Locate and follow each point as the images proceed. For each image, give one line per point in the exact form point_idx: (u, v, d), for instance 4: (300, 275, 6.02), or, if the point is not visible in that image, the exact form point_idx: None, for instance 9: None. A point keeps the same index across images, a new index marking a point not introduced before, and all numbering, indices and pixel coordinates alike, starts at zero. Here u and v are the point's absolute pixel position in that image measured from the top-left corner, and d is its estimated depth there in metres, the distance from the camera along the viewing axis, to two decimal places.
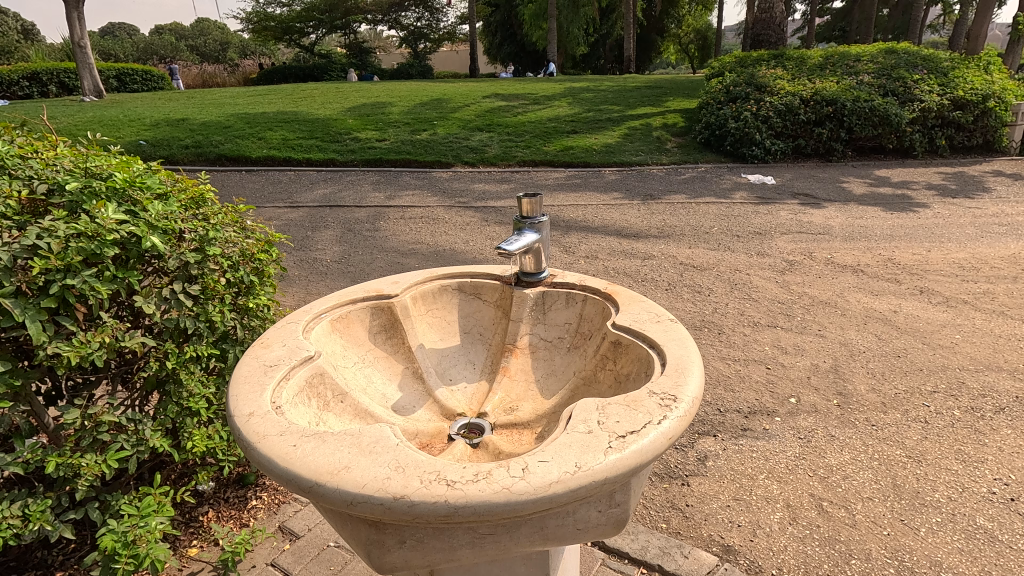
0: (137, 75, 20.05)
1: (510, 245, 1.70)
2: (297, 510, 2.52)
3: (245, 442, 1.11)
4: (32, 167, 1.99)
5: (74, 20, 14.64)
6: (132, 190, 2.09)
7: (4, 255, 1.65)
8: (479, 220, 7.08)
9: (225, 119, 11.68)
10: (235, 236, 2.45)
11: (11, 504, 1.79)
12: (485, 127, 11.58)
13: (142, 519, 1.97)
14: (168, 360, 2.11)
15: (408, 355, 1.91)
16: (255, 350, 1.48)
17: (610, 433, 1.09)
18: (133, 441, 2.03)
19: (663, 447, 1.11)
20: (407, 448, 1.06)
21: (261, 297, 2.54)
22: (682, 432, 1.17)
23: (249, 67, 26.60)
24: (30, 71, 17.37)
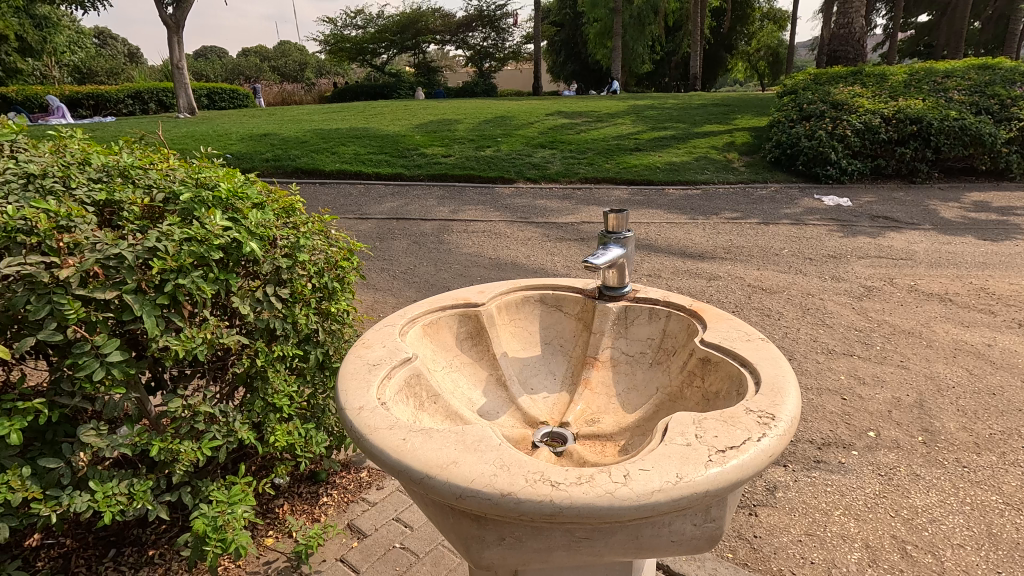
0: (225, 93, 21.63)
1: (597, 258, 1.73)
2: (365, 510, 2.61)
3: (357, 433, 1.18)
4: (152, 177, 2.21)
5: (175, 44, 16.09)
6: (234, 200, 2.27)
7: (129, 255, 1.83)
8: (540, 235, 7.14)
9: (302, 135, 12.42)
10: (321, 244, 2.60)
11: (120, 482, 1.95)
12: (549, 143, 11.71)
13: (229, 506, 2.11)
14: (258, 358, 2.26)
15: (492, 362, 1.96)
16: (358, 350, 1.57)
17: (710, 446, 1.09)
18: (224, 432, 2.18)
19: (764, 464, 1.09)
20: (509, 449, 1.10)
21: (342, 303, 2.68)
22: (782, 451, 1.14)
23: (325, 86, 28.14)
24: (134, 91, 19.14)
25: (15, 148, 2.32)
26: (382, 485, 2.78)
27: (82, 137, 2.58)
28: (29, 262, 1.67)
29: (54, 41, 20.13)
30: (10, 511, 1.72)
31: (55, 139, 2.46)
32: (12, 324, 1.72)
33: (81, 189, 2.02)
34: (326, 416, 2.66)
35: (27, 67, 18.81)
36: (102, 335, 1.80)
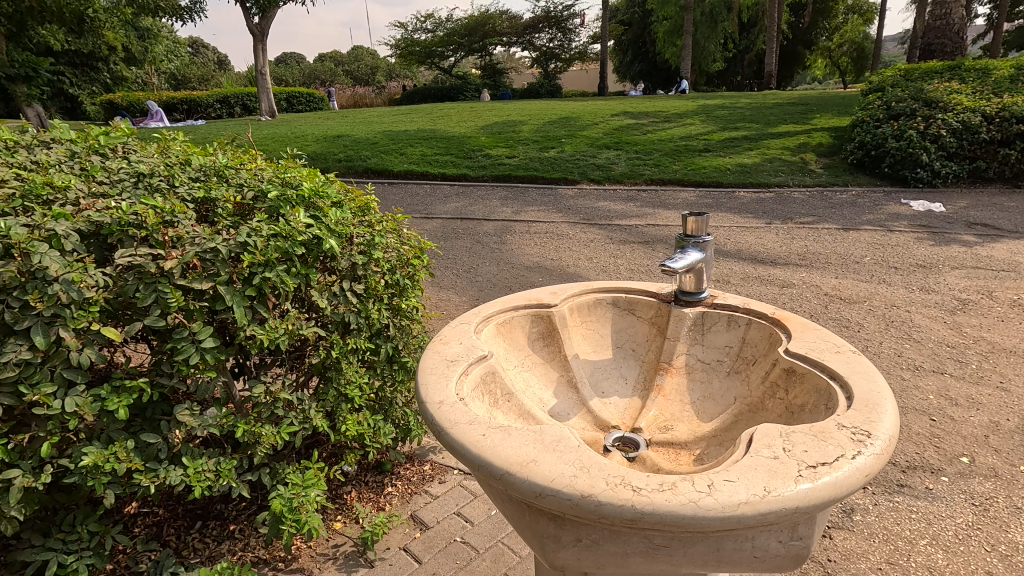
0: (303, 96, 22.76)
1: (674, 262, 1.70)
2: (428, 502, 2.68)
3: (438, 427, 1.22)
4: (244, 176, 2.36)
5: (259, 52, 17.13)
6: (316, 199, 2.39)
7: (224, 249, 1.97)
8: (603, 237, 7.06)
9: (372, 136, 12.89)
10: (394, 242, 2.69)
11: (208, 459, 2.11)
12: (614, 144, 11.56)
13: (304, 489, 2.23)
14: (333, 349, 2.37)
15: (563, 364, 1.97)
16: (436, 346, 1.62)
17: (799, 461, 1.04)
18: (301, 419, 2.30)
19: (859, 484, 1.03)
20: (588, 451, 1.10)
21: (412, 299, 2.76)
22: (879, 471, 1.08)
23: (395, 89, 29.06)
24: (222, 96, 20.53)
25: (128, 150, 2.55)
26: (444, 479, 2.84)
27: (184, 139, 2.80)
28: (139, 254, 1.84)
29: (154, 50, 21.90)
30: (116, 479, 1.90)
31: (160, 141, 2.68)
32: (122, 310, 1.89)
33: (183, 187, 2.19)
34: (393, 408, 2.75)
35: (132, 75, 20.56)
36: (198, 323, 1.95)
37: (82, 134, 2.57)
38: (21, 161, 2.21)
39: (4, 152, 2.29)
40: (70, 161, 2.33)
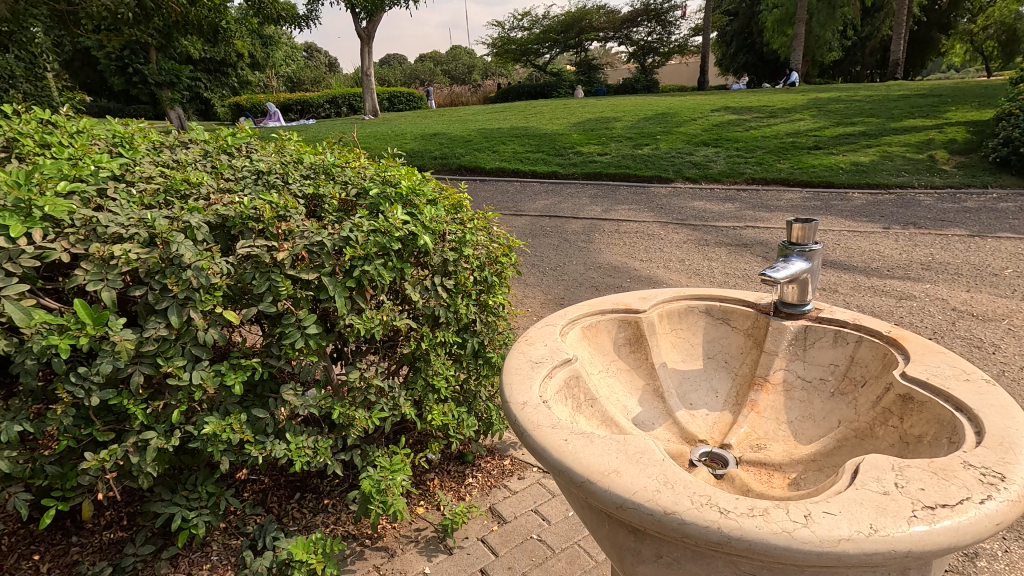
0: (403, 96, 23.81)
1: (776, 271, 1.60)
2: (507, 496, 2.72)
3: (521, 428, 1.24)
4: (349, 175, 2.52)
5: (366, 54, 18.14)
6: (413, 197, 2.49)
7: (330, 242, 2.11)
8: (697, 239, 6.78)
9: (467, 134, 13.24)
10: (484, 240, 2.74)
11: (308, 437, 2.27)
12: (713, 141, 11.04)
13: (391, 472, 2.35)
14: (423, 341, 2.46)
15: (650, 372, 1.92)
16: (521, 346, 1.64)
17: (914, 500, 0.94)
18: (391, 405, 2.42)
19: (987, 533, 0.92)
20: (674, 465, 1.06)
21: (500, 296, 2.80)
22: (1014, 520, 0.95)
23: (490, 87, 29.60)
24: (331, 96, 22.00)
25: (250, 150, 2.81)
26: (523, 475, 2.88)
27: (298, 139, 3.03)
28: (258, 245, 2.02)
29: (274, 56, 23.90)
30: (231, 447, 2.10)
31: (277, 140, 2.93)
32: (240, 295, 2.09)
33: (296, 184, 2.37)
34: (477, 401, 2.82)
35: (255, 79, 22.55)
36: (304, 310, 2.11)
37: (214, 135, 2.87)
38: (165, 159, 2.51)
39: (152, 152, 2.60)
40: (203, 159, 2.61)
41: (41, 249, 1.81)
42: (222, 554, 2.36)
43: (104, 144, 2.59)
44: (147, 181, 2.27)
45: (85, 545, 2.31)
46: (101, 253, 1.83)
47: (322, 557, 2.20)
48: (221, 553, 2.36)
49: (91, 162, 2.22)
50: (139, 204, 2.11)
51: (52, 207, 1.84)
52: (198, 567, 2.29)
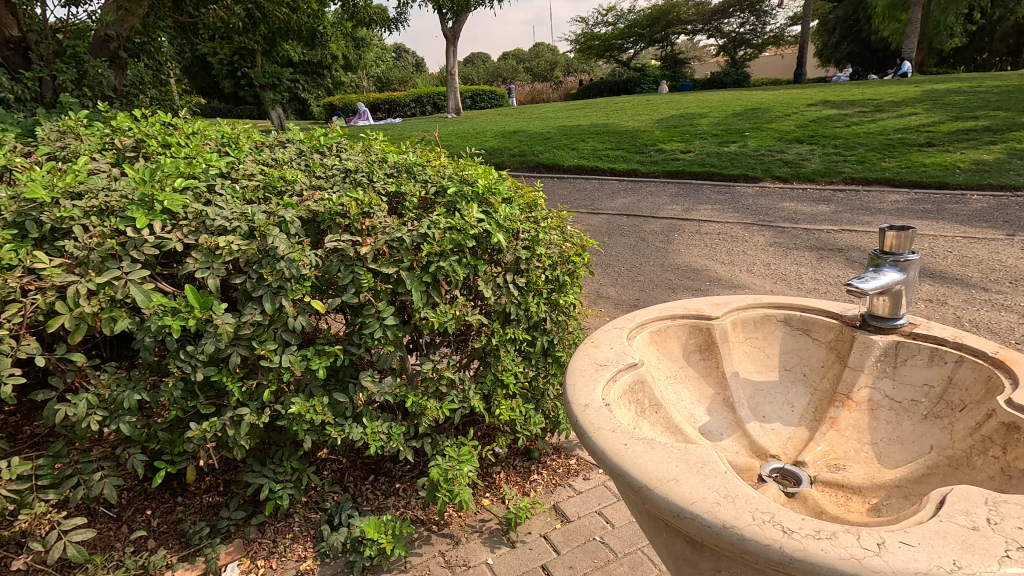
0: (485, 94, 24.21)
1: (864, 283, 1.50)
2: (571, 496, 2.72)
3: (582, 429, 1.24)
4: (429, 173, 2.61)
5: (451, 54, 18.62)
6: (489, 195, 2.54)
7: (409, 239, 2.21)
8: (785, 242, 6.40)
9: (546, 131, 13.26)
10: (557, 239, 2.75)
11: (383, 423, 2.40)
12: (808, 138, 10.36)
13: (459, 463, 2.42)
14: (493, 337, 2.51)
15: (720, 381, 1.86)
16: (587, 348, 1.64)
17: (1009, 539, 0.86)
18: (461, 397, 2.49)
19: None
20: (737, 479, 1.03)
21: (571, 296, 2.80)
22: None
23: (571, 84, 29.42)
24: (416, 96, 22.79)
25: (340, 149, 2.99)
26: (589, 476, 2.86)
27: (383, 139, 3.18)
28: (343, 240, 2.15)
29: (365, 57, 25.08)
30: (313, 427, 2.26)
31: (364, 140, 3.09)
32: (326, 286, 2.23)
33: (379, 182, 2.49)
34: (545, 399, 2.84)
35: (348, 79, 23.78)
36: (382, 303, 2.23)
37: (309, 135, 3.07)
38: (265, 158, 2.72)
39: (254, 151, 2.83)
40: (298, 158, 2.80)
41: (159, 239, 2.03)
42: (303, 525, 2.54)
43: (214, 144, 2.85)
44: (249, 178, 2.48)
45: (188, 505, 2.57)
46: (208, 244, 2.02)
47: (392, 538, 2.31)
48: (302, 524, 2.54)
49: (202, 160, 2.45)
50: (241, 199, 2.31)
51: (169, 201, 2.06)
52: (281, 535, 2.48)
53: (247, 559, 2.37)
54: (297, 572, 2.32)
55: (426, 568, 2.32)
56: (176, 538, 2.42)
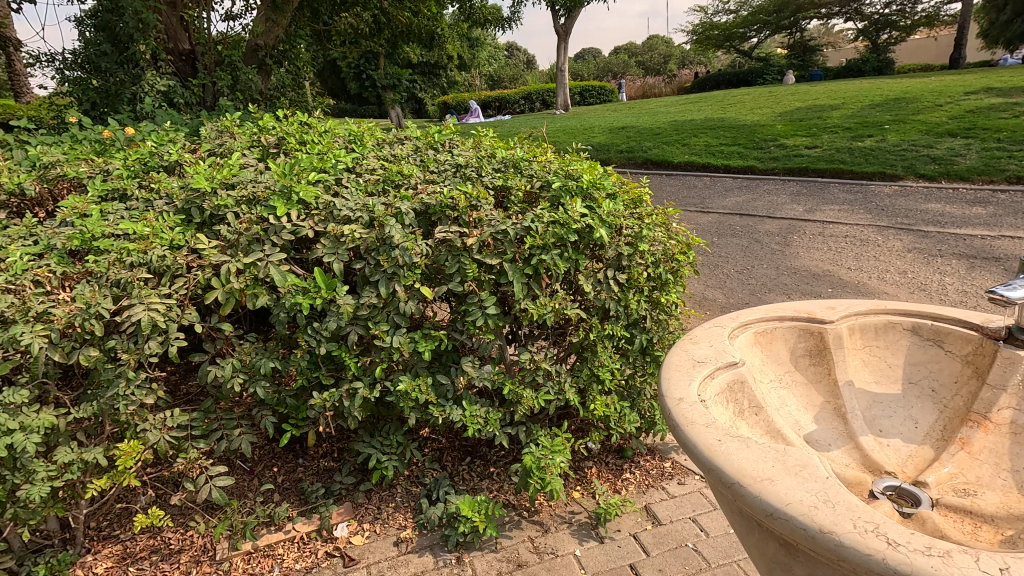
0: (595, 90, 23.98)
1: (1012, 290, 1.34)
2: (663, 499, 2.67)
3: (675, 423, 1.28)
4: (535, 168, 2.67)
5: (561, 50, 18.68)
6: (593, 190, 2.55)
7: (513, 231, 2.28)
8: (926, 248, 5.72)
9: (656, 126, 12.87)
10: (661, 236, 2.69)
11: (481, 407, 2.50)
12: (963, 131, 9.13)
13: (552, 452, 2.47)
14: (591, 332, 2.52)
15: (831, 389, 1.74)
16: (685, 344, 1.63)
17: None
18: (556, 389, 2.53)
19: None
20: (837, 485, 1.05)
21: (673, 295, 2.73)
22: None
23: (686, 77, 28.19)
24: (526, 93, 23.13)
25: (452, 145, 3.14)
26: (684, 481, 2.78)
27: (492, 135, 3.29)
28: (452, 231, 2.27)
29: (478, 56, 25.78)
30: (417, 405, 2.41)
31: (475, 136, 3.21)
32: (434, 274, 2.37)
33: (487, 177, 2.59)
34: (641, 399, 2.79)
35: (461, 79, 24.64)
36: (485, 292, 2.32)
37: (425, 132, 3.26)
38: (386, 154, 2.93)
39: (376, 147, 3.06)
40: (414, 153, 3.00)
41: (295, 226, 2.28)
42: (404, 497, 2.72)
43: (341, 142, 3.13)
44: (371, 172, 2.69)
45: (307, 467, 2.86)
46: (335, 231, 2.24)
47: (484, 518, 2.41)
48: (403, 495, 2.73)
49: (332, 156, 2.71)
50: (364, 191, 2.52)
51: (305, 193, 2.31)
52: (385, 504, 2.69)
53: (355, 521, 2.60)
54: (397, 539, 2.50)
55: (515, 551, 2.40)
56: (297, 495, 2.71)
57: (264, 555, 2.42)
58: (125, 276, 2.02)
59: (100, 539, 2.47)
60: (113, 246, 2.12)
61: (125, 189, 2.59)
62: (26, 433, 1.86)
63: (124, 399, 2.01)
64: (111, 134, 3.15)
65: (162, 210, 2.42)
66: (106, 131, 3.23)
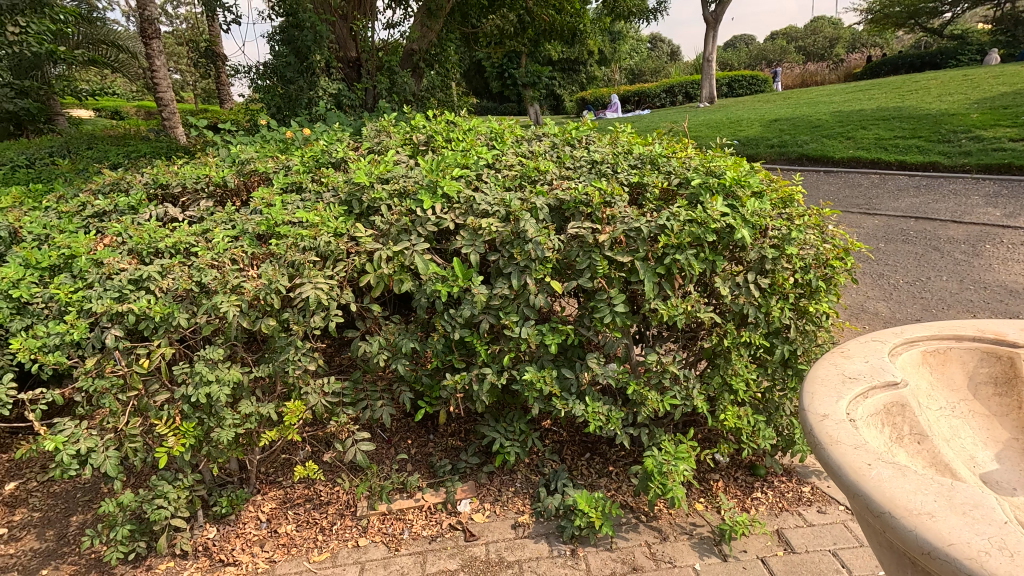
0: (745, 80, 22.36)
1: None
2: (799, 525, 2.45)
3: (816, 441, 1.20)
4: (673, 165, 2.58)
5: (708, 39, 17.70)
6: (736, 188, 2.40)
7: (647, 229, 2.24)
8: None
9: (815, 118, 11.67)
10: (814, 239, 2.45)
11: (603, 405, 2.49)
12: None
13: (675, 459, 2.39)
14: (725, 338, 2.39)
15: (1020, 425, 1.48)
16: (834, 357, 1.50)
17: None
18: (683, 395, 2.43)
19: None
20: (1017, 531, 0.93)
21: (824, 304, 2.48)
22: None
23: (856, 62, 25.11)
24: (668, 86, 22.27)
25: (589, 142, 3.15)
26: (825, 510, 2.53)
27: (630, 131, 3.23)
28: (585, 227, 2.29)
29: (619, 49, 25.28)
30: (541, 397, 2.47)
31: (613, 132, 3.19)
32: (565, 268, 2.40)
33: (623, 173, 2.56)
34: (779, 414, 2.57)
35: (601, 74, 24.41)
36: (614, 290, 2.30)
37: (562, 130, 3.31)
38: (524, 151, 3.02)
39: (515, 144, 3.17)
40: (551, 150, 3.05)
41: (438, 219, 2.44)
42: (524, 483, 2.81)
43: (483, 139, 3.28)
44: (509, 168, 2.79)
45: (437, 443, 3.06)
46: (474, 224, 2.37)
47: (601, 516, 2.41)
48: (523, 482, 2.82)
49: (475, 153, 2.86)
50: (502, 186, 2.63)
51: (449, 187, 2.47)
52: (505, 487, 2.80)
53: (477, 499, 2.74)
54: (515, 522, 2.60)
55: (631, 554, 2.37)
56: (426, 467, 2.92)
57: (396, 518, 2.66)
58: (298, 258, 2.33)
59: (268, 482, 2.88)
60: (290, 231, 2.45)
61: (301, 182, 2.97)
62: (219, 385, 2.24)
63: (292, 364, 2.33)
64: (292, 135, 3.62)
65: (328, 201, 2.73)
66: (288, 131, 3.72)
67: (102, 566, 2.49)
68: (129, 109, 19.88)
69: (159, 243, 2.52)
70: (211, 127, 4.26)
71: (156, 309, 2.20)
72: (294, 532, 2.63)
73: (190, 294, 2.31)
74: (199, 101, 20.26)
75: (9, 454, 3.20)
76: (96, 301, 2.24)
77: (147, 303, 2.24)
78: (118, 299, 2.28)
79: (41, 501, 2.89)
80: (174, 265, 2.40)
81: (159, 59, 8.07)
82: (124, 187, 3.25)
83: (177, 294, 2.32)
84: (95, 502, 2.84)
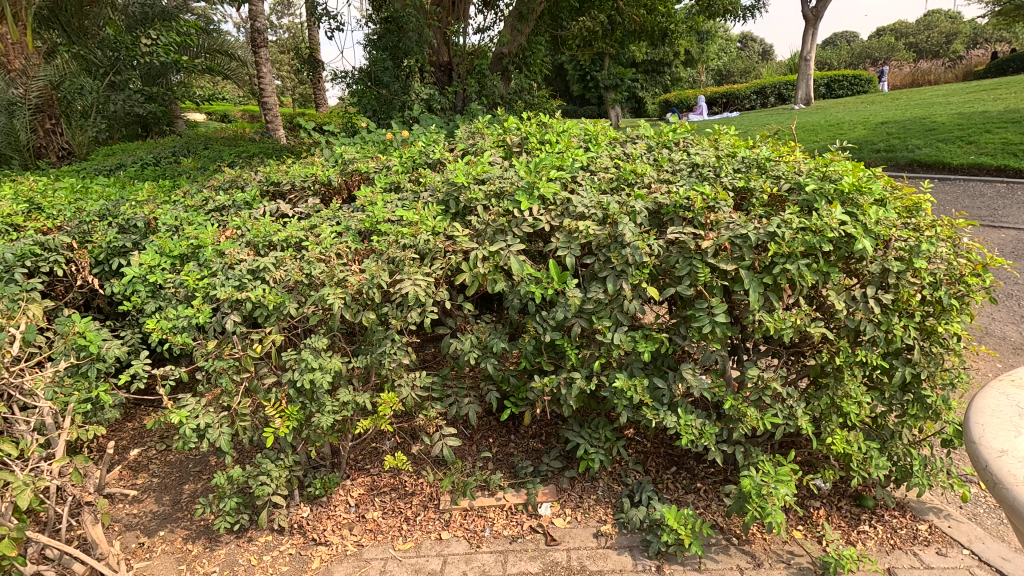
0: (846, 79, 20.90)
1: None
2: (915, 566, 2.23)
3: (993, 479, 1.32)
4: (782, 169, 2.44)
5: (807, 37, 16.72)
6: (856, 195, 2.23)
7: (755, 237, 2.13)
8: None
9: (931, 120, 10.67)
10: (946, 252, 2.22)
11: (696, 418, 2.39)
12: None
13: (775, 482, 2.25)
14: (837, 356, 2.22)
15: None
16: (1005, 388, 1.57)
17: None
18: (786, 414, 2.29)
19: None
20: None
21: (954, 324, 2.24)
22: None
23: (978, 58, 22.79)
24: (759, 87, 21.21)
25: (686, 144, 3.04)
26: (946, 552, 2.29)
27: (732, 133, 3.09)
28: (686, 233, 2.21)
29: (708, 49, 24.40)
30: (631, 405, 2.41)
31: (713, 135, 3.06)
32: (662, 275, 2.33)
33: (727, 177, 2.45)
34: (894, 442, 2.36)
35: (686, 75, 23.65)
36: (716, 299, 2.20)
37: (658, 132, 3.21)
38: (619, 153, 2.96)
39: (610, 146, 3.12)
40: (648, 153, 2.97)
41: (534, 220, 2.45)
42: (606, 492, 2.75)
43: (578, 141, 3.25)
44: (605, 170, 2.75)
45: (518, 443, 3.07)
46: (570, 226, 2.35)
47: (690, 534, 2.31)
48: (606, 491, 2.76)
49: (570, 155, 2.84)
50: (598, 189, 2.59)
51: (546, 189, 2.47)
52: (587, 494, 2.75)
53: (558, 504, 2.71)
54: (597, 531, 2.55)
55: None
56: (508, 467, 2.93)
57: (477, 515, 2.69)
58: (398, 255, 2.41)
59: (357, 469, 2.99)
60: (390, 229, 2.55)
61: (400, 182, 3.08)
62: (322, 372, 2.35)
63: (388, 357, 2.41)
64: (391, 138, 3.76)
65: (427, 201, 2.81)
66: (387, 133, 3.88)
67: (210, 534, 2.70)
68: (236, 113, 21.55)
69: (273, 236, 2.70)
70: (316, 130, 4.53)
71: (270, 298, 2.36)
72: (381, 519, 2.72)
73: (300, 285, 2.46)
74: (297, 105, 21.60)
75: (134, 423, 3.54)
76: (219, 288, 2.43)
77: (262, 292, 2.41)
78: (238, 287, 2.47)
79: (159, 468, 3.18)
80: (286, 258, 2.56)
81: (266, 67, 8.67)
82: (241, 184, 3.51)
83: (288, 285, 2.47)
84: (204, 473, 3.09)
